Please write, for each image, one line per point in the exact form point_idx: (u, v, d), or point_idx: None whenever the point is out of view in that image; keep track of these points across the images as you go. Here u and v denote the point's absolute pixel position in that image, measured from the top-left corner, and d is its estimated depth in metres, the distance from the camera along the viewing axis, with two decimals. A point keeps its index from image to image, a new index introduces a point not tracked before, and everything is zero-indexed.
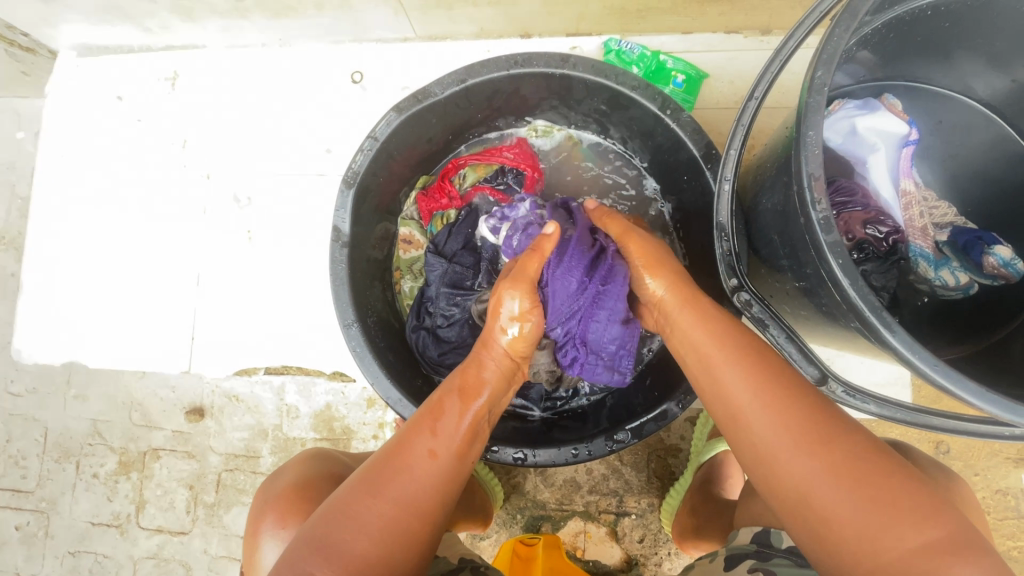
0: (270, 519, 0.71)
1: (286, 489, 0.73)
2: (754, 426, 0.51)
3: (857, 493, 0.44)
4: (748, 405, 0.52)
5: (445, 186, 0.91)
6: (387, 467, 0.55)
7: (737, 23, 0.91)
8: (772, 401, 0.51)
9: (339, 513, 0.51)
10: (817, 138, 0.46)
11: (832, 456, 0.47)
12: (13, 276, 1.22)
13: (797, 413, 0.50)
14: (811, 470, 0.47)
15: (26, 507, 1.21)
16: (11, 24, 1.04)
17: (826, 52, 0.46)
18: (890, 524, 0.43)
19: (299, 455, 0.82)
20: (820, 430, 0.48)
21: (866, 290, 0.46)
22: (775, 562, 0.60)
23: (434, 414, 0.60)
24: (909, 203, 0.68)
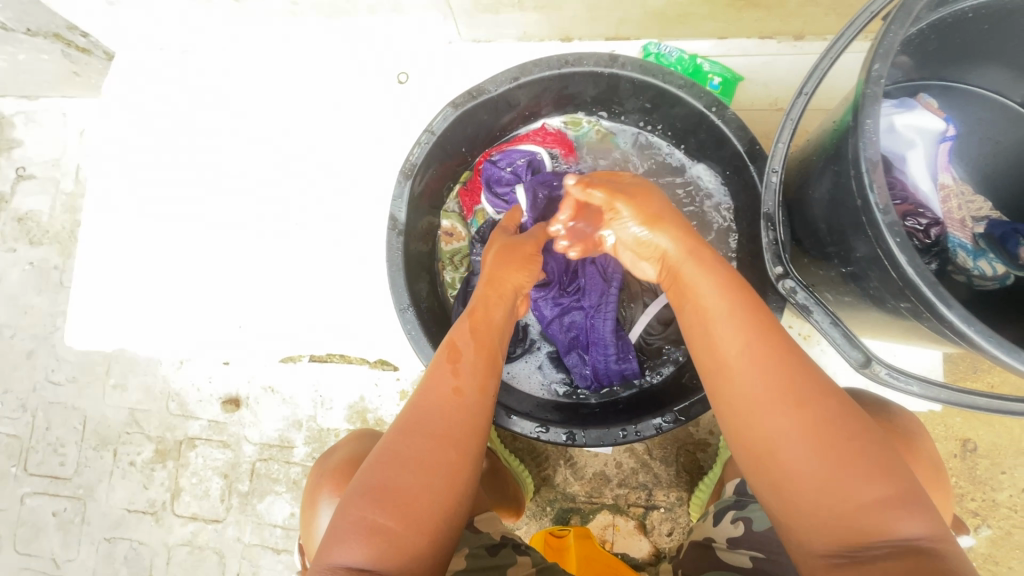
0: (327, 490, 0.74)
1: (343, 461, 0.76)
2: (740, 354, 0.51)
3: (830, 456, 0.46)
4: (729, 346, 0.52)
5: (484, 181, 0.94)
6: (428, 414, 0.57)
7: (771, 28, 0.95)
8: (763, 360, 0.50)
9: (394, 461, 0.53)
10: (875, 126, 0.50)
11: (803, 406, 0.48)
12: (58, 268, 1.28)
13: (784, 360, 0.50)
14: (787, 419, 0.48)
15: (63, 494, 1.24)
16: (73, 24, 1.10)
17: (883, 48, 0.49)
18: (847, 488, 0.45)
19: (351, 435, 0.85)
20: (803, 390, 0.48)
21: (923, 268, 0.49)
22: (751, 507, 0.72)
23: (463, 363, 0.61)
24: (947, 196, 0.73)
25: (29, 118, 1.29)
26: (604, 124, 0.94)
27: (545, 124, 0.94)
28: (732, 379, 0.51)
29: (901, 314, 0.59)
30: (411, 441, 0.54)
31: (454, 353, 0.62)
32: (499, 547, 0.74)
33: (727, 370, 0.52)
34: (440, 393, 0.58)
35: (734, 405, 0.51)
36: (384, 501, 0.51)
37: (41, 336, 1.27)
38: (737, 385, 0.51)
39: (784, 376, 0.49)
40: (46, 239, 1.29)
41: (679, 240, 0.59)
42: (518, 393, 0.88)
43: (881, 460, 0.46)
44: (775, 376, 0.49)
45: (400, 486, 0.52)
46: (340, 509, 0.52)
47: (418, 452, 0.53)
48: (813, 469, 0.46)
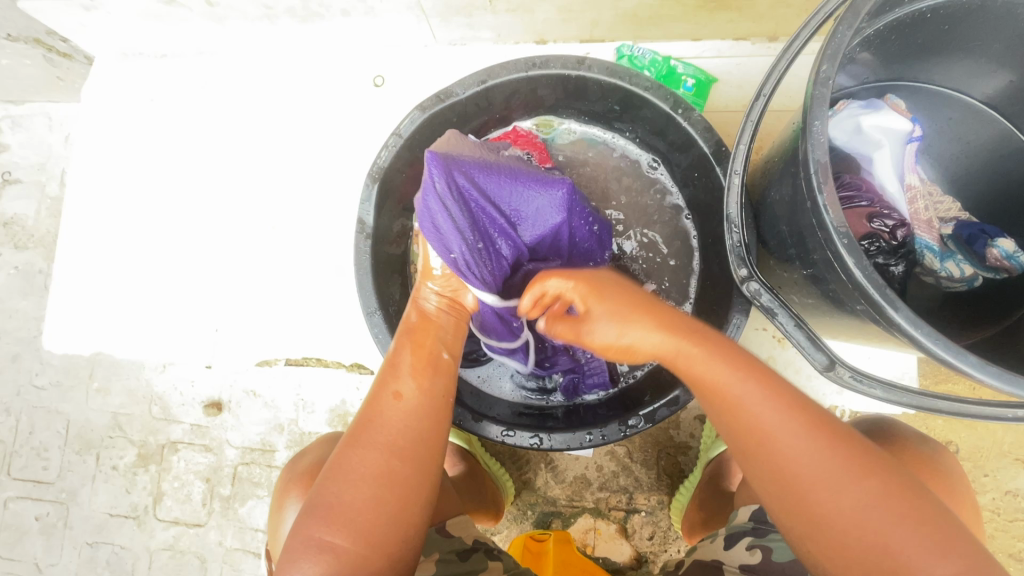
0: (294, 492, 0.74)
1: (308, 466, 0.76)
2: (767, 424, 0.50)
3: (880, 501, 0.46)
4: (764, 416, 0.51)
5: None
6: (378, 430, 0.58)
7: (744, 30, 0.95)
8: (801, 421, 0.50)
9: (336, 477, 0.56)
10: (822, 128, 0.49)
11: (833, 458, 0.48)
12: (42, 273, 1.29)
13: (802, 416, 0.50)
14: (828, 484, 0.48)
15: (46, 498, 1.24)
16: (52, 30, 1.10)
17: (830, 49, 0.49)
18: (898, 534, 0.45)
19: (322, 437, 0.85)
20: (833, 439, 0.49)
21: (871, 270, 0.49)
22: (772, 537, 0.66)
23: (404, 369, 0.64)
24: (914, 197, 0.71)
25: (13, 123, 1.29)
26: (573, 126, 0.94)
27: (516, 126, 0.93)
28: (771, 449, 0.50)
29: (860, 316, 0.59)
30: (369, 459, 0.56)
31: (394, 364, 0.64)
32: (470, 552, 0.73)
33: (761, 442, 0.50)
34: (390, 406, 0.60)
35: (777, 476, 0.50)
36: (334, 520, 0.53)
37: (25, 340, 1.27)
38: (779, 455, 0.49)
39: (812, 434, 0.49)
40: (31, 243, 1.29)
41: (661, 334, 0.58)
42: (488, 398, 0.88)
43: (926, 511, 0.46)
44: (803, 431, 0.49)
45: (343, 503, 0.54)
46: (299, 522, 0.55)
47: (363, 466, 0.56)
48: (858, 527, 0.46)
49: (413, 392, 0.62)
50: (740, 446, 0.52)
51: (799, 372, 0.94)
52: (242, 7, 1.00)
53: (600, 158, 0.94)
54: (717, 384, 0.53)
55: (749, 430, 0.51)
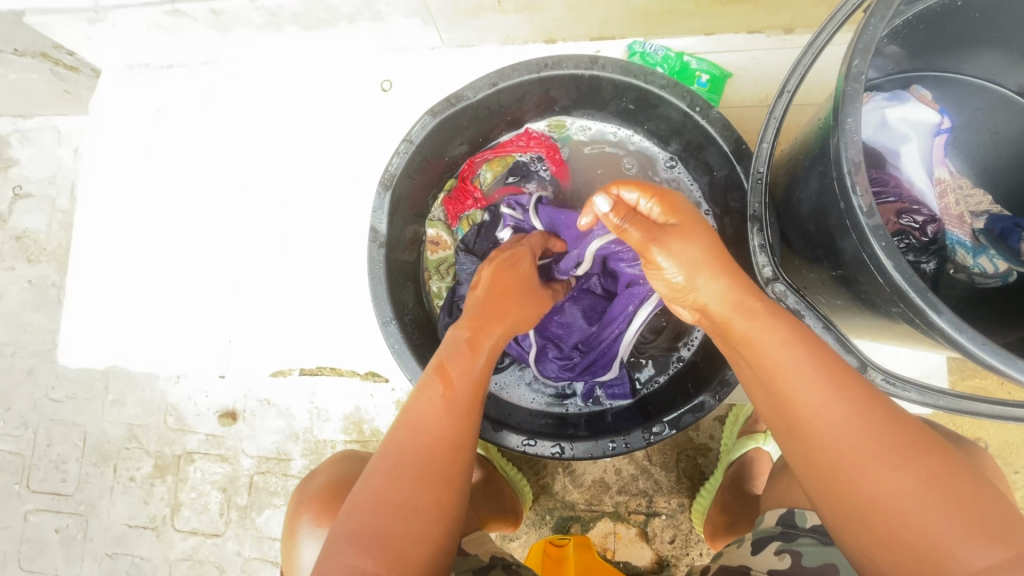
0: (306, 516, 0.73)
1: (323, 489, 0.75)
2: (807, 392, 0.49)
3: (939, 505, 0.43)
4: (799, 389, 0.49)
5: (468, 187, 0.92)
6: (411, 452, 0.55)
7: (759, 23, 0.93)
8: (849, 407, 0.47)
9: (374, 504, 0.52)
10: (855, 125, 0.47)
11: (879, 438, 0.46)
12: (55, 286, 1.29)
13: (845, 390, 0.48)
14: (868, 459, 0.45)
15: (65, 510, 1.24)
16: (58, 44, 1.09)
17: (862, 42, 0.47)
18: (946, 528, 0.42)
19: (329, 460, 0.84)
20: (894, 439, 0.46)
21: (910, 272, 0.47)
22: (801, 542, 0.64)
23: (456, 393, 0.60)
24: (944, 190, 0.70)
25: (22, 137, 1.29)
26: (585, 126, 0.92)
27: (529, 129, 0.92)
28: (811, 432, 0.48)
29: (895, 318, 0.56)
30: (406, 484, 0.53)
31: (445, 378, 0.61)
32: (486, 569, 0.72)
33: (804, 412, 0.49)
34: (426, 431, 0.57)
35: (816, 460, 0.48)
36: (373, 549, 0.50)
37: (41, 353, 1.28)
38: (819, 438, 0.48)
39: (855, 411, 0.47)
40: (44, 256, 1.29)
41: (726, 292, 0.56)
42: (507, 405, 0.87)
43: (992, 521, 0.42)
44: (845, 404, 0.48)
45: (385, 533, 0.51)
46: (328, 545, 0.51)
47: (400, 494, 0.53)
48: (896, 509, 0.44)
49: (443, 419, 0.58)
50: (785, 428, 0.51)
51: None
52: (246, 15, 0.98)
53: (613, 158, 0.92)
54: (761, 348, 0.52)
55: (786, 402, 0.50)
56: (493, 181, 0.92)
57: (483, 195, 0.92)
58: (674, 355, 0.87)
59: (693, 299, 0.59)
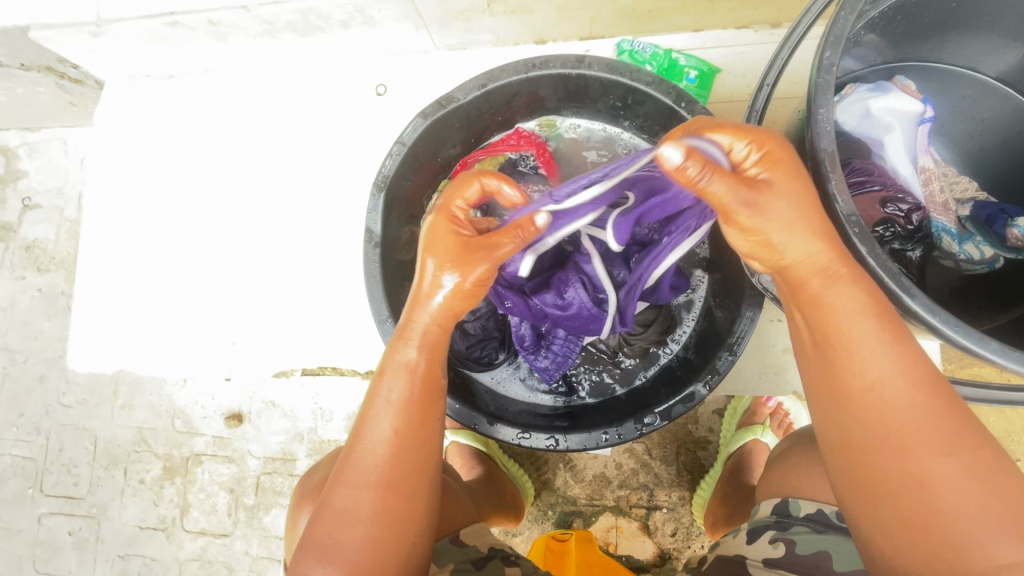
0: (305, 509, 0.75)
1: (319, 481, 0.77)
2: (883, 377, 0.45)
3: (991, 502, 0.42)
4: (874, 365, 0.45)
5: None
6: (361, 462, 0.57)
7: (746, 18, 0.94)
8: (922, 388, 0.45)
9: (327, 514, 0.56)
10: (827, 116, 0.48)
11: (955, 451, 0.43)
12: (64, 294, 1.32)
13: (932, 394, 0.44)
14: (930, 461, 0.43)
15: (78, 513, 1.27)
16: (62, 58, 1.12)
17: (832, 35, 0.48)
18: (984, 525, 0.41)
19: (328, 455, 0.85)
20: (960, 431, 0.44)
21: (885, 257, 0.48)
22: (795, 530, 0.65)
23: (398, 394, 0.58)
24: (929, 179, 0.70)
25: (30, 150, 1.33)
26: (574, 123, 0.94)
27: (519, 128, 0.93)
28: (871, 404, 0.46)
29: (876, 303, 0.57)
30: (360, 494, 0.56)
31: (386, 385, 0.59)
32: (485, 560, 0.73)
33: (880, 407, 0.45)
34: (378, 441, 0.57)
35: (862, 432, 0.46)
36: (332, 557, 0.54)
37: (51, 360, 1.31)
38: (884, 410, 0.45)
39: (937, 417, 0.44)
40: (53, 265, 1.32)
41: (819, 243, 0.47)
42: (502, 400, 0.88)
43: None
44: (924, 408, 0.44)
45: (339, 543, 0.54)
46: (302, 547, 0.56)
47: (358, 506, 0.55)
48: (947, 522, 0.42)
49: (393, 423, 0.57)
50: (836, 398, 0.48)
51: None
52: (242, 25, 1.00)
53: (604, 156, 0.94)
54: (843, 329, 0.47)
55: (861, 387, 0.46)
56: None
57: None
58: (666, 348, 0.88)
59: (777, 258, 0.49)
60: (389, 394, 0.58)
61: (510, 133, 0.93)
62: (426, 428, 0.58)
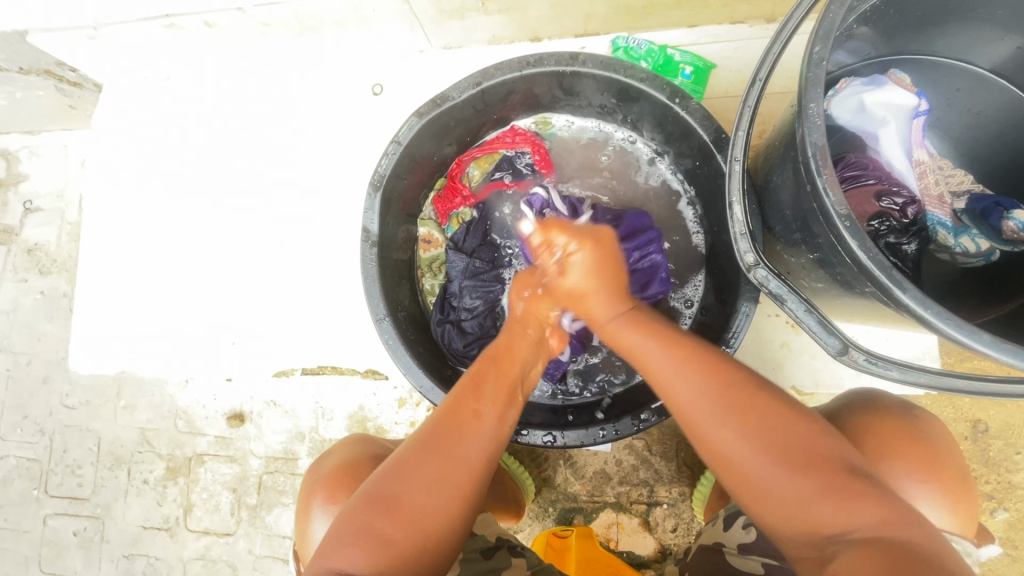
0: (319, 495, 0.75)
1: (334, 469, 0.77)
2: (689, 396, 0.57)
3: (799, 476, 0.51)
4: (679, 388, 0.58)
5: (456, 186, 0.94)
6: (455, 437, 0.59)
7: (741, 13, 0.94)
8: (715, 391, 0.56)
9: (409, 472, 0.56)
10: (819, 110, 0.48)
11: (760, 453, 0.53)
12: (66, 296, 1.33)
13: (735, 409, 0.55)
14: (749, 454, 0.54)
15: (83, 513, 1.28)
16: (60, 61, 1.13)
17: (822, 29, 0.48)
18: (803, 492, 0.51)
19: (342, 441, 0.85)
20: (761, 422, 0.54)
21: (877, 252, 0.47)
22: None
23: (488, 387, 0.64)
24: (923, 173, 0.69)
25: (31, 153, 1.34)
26: (569, 121, 0.94)
27: (514, 125, 0.94)
28: (692, 417, 0.58)
29: (870, 298, 0.57)
30: (453, 466, 0.57)
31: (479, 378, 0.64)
32: (494, 549, 0.74)
33: (700, 428, 0.57)
34: (470, 421, 0.60)
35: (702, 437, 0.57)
36: (392, 513, 0.53)
37: (55, 362, 1.32)
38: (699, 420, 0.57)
39: (734, 417, 0.55)
40: (55, 268, 1.33)
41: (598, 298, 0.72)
42: None
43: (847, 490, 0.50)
44: (725, 409, 0.55)
45: (407, 501, 0.54)
46: (358, 503, 0.55)
47: (435, 474, 0.56)
48: (795, 510, 0.52)
49: (488, 411, 0.62)
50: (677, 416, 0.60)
51: (817, 358, 0.92)
52: (239, 26, 1.01)
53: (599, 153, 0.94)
54: (651, 366, 0.62)
55: (682, 418, 0.59)
56: (481, 178, 0.94)
57: (471, 192, 0.94)
58: None
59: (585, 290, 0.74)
60: (483, 382, 0.64)
61: (505, 131, 0.94)
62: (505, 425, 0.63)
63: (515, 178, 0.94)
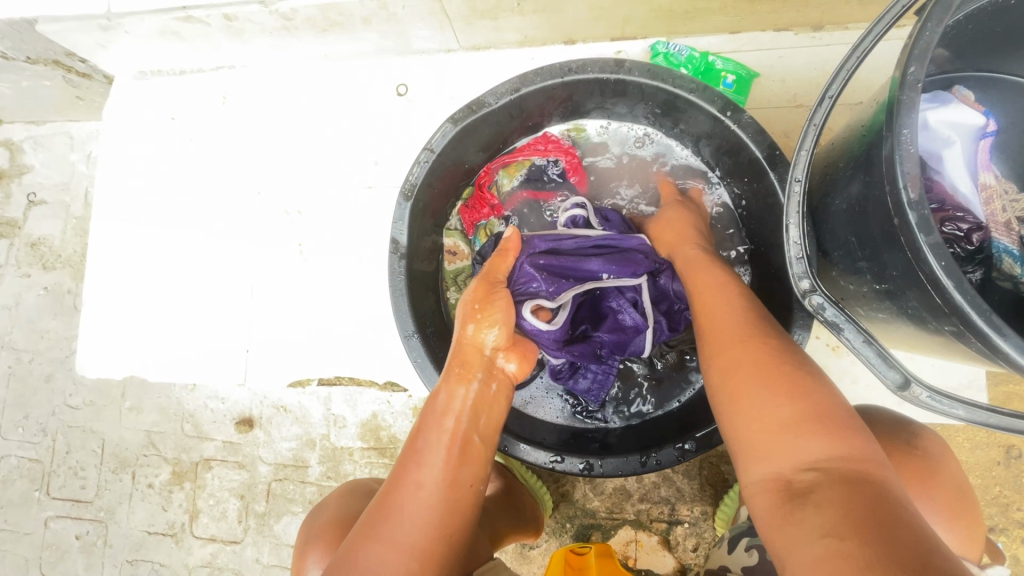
0: (314, 556, 0.70)
1: (330, 525, 0.73)
2: (710, 303, 0.67)
3: (779, 398, 0.54)
4: (708, 300, 0.68)
5: (485, 196, 0.90)
6: (394, 523, 0.56)
7: (787, 20, 0.90)
8: (730, 307, 0.65)
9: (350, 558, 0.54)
10: (912, 137, 0.45)
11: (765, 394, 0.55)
12: (70, 293, 1.29)
13: (741, 327, 0.62)
14: (744, 366, 0.58)
15: (85, 517, 1.24)
16: (70, 52, 1.09)
17: (918, 48, 0.44)
18: (781, 417, 0.53)
19: (334, 493, 0.82)
20: (759, 342, 0.59)
21: (973, 293, 0.44)
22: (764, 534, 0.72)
23: (424, 450, 0.61)
24: (990, 197, 0.66)
25: (35, 144, 1.29)
26: (608, 128, 0.90)
27: (547, 132, 0.89)
28: (709, 326, 0.65)
29: (945, 335, 0.54)
30: (389, 553, 0.54)
31: (414, 451, 0.62)
32: None
33: (717, 347, 0.62)
34: (408, 496, 0.58)
35: (712, 353, 0.63)
36: None
37: (58, 360, 1.28)
38: (714, 331, 0.64)
39: (741, 331, 0.61)
40: (59, 264, 1.29)
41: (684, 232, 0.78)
42: (530, 421, 0.84)
43: (826, 423, 0.51)
44: (737, 323, 0.63)
45: None
46: None
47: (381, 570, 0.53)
48: (776, 447, 0.52)
49: (428, 477, 0.59)
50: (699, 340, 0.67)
51: (857, 382, 0.89)
52: (259, 20, 0.96)
53: (637, 165, 0.90)
54: (698, 284, 0.70)
55: (708, 324, 0.66)
56: (511, 186, 0.89)
57: (501, 203, 0.90)
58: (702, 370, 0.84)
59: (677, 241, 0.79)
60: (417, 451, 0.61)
61: (535, 138, 0.90)
62: (454, 488, 0.60)
63: (547, 188, 0.89)
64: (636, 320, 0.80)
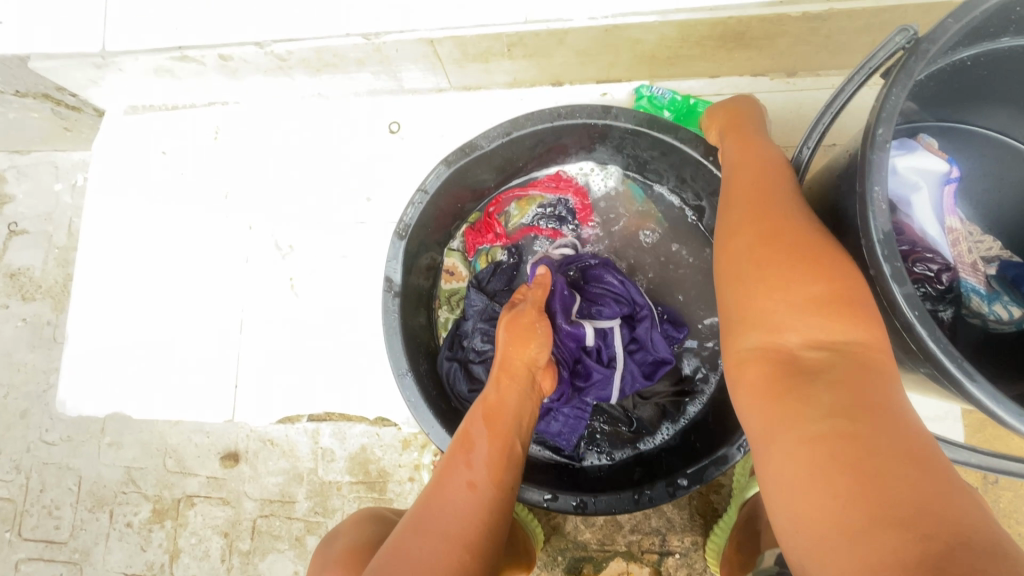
0: None
1: (343, 553, 0.71)
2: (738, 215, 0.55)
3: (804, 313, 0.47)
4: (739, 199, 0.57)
5: (491, 222, 0.92)
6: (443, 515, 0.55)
7: (763, 66, 0.95)
8: (747, 207, 0.55)
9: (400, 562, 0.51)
10: (882, 193, 0.49)
11: (803, 318, 0.47)
12: (50, 324, 1.26)
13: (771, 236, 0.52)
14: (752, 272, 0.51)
15: (59, 558, 1.19)
16: (61, 86, 1.09)
17: (885, 112, 0.48)
18: (804, 328, 0.47)
19: (351, 520, 0.80)
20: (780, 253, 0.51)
21: (944, 339, 0.47)
22: None
23: (477, 455, 0.62)
24: (957, 240, 0.70)
25: (18, 173, 1.29)
26: (620, 173, 0.92)
27: (561, 170, 0.92)
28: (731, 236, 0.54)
29: (923, 377, 0.56)
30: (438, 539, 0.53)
31: (466, 451, 0.63)
32: None
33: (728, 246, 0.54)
34: (459, 490, 0.58)
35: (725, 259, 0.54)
36: None
37: (34, 395, 1.24)
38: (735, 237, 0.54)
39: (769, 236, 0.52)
40: (39, 294, 1.26)
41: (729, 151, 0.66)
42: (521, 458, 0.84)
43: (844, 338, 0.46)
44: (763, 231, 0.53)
45: None
46: None
47: (430, 557, 0.51)
48: (791, 369, 0.46)
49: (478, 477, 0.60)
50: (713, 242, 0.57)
51: None
52: (254, 60, 0.98)
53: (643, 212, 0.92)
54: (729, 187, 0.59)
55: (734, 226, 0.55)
56: (519, 219, 0.93)
57: (505, 232, 0.93)
58: (680, 414, 0.86)
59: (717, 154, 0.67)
60: (468, 459, 0.62)
61: (548, 175, 0.93)
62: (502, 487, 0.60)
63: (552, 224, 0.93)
64: (602, 368, 0.82)
